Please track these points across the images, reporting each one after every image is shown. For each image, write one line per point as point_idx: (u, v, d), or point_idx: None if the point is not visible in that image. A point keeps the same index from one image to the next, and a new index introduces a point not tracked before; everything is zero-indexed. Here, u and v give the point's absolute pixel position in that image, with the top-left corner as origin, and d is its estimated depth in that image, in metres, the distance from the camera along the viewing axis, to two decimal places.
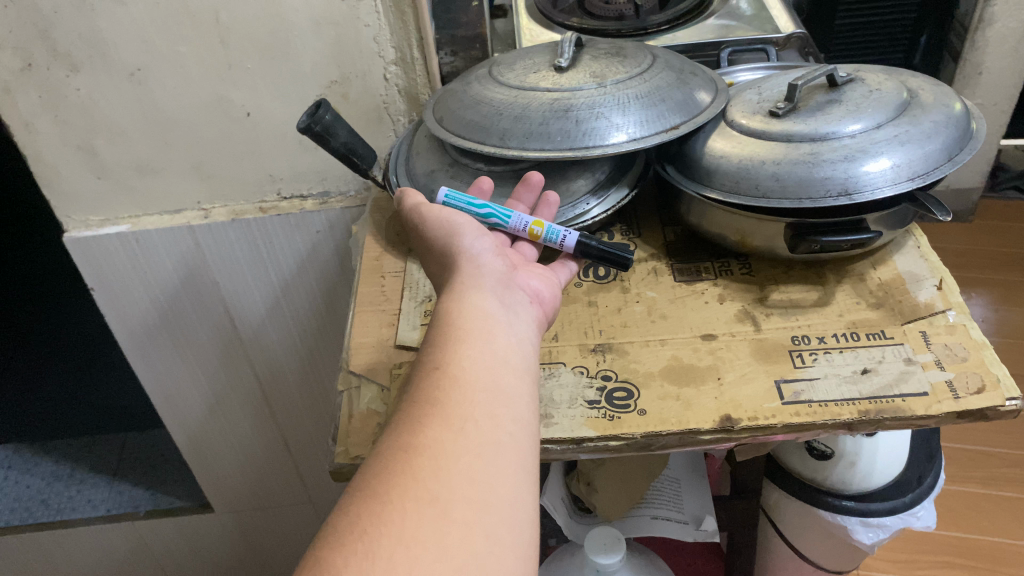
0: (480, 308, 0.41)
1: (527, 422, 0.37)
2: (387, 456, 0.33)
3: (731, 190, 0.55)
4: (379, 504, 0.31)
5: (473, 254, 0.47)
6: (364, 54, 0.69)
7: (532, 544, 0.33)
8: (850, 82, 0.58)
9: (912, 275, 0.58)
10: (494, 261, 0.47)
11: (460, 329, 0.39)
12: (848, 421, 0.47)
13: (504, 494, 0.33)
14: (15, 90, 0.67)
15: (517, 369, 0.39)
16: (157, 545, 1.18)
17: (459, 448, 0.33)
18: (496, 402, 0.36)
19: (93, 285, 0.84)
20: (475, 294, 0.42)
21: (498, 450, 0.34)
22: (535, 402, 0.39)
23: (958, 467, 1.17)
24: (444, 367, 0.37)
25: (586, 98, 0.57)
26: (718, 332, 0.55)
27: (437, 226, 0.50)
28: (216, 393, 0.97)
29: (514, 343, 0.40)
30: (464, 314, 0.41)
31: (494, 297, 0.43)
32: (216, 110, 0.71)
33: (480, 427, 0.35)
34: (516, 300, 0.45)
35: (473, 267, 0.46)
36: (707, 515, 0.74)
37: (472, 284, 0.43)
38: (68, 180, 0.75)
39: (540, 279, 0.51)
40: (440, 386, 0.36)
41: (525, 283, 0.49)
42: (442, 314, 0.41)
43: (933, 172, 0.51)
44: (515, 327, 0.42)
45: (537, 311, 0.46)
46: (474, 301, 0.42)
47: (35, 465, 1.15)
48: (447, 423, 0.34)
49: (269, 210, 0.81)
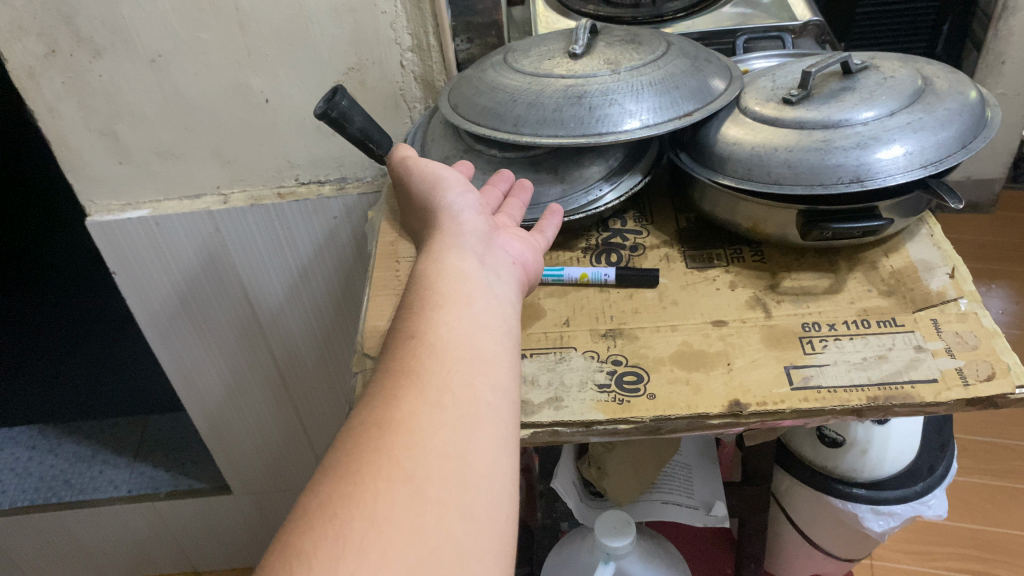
0: (458, 270, 0.41)
1: (505, 389, 0.37)
2: (361, 428, 0.33)
3: (744, 176, 0.56)
4: (349, 485, 0.30)
5: (455, 211, 0.48)
6: (381, 41, 0.70)
7: (510, 519, 0.32)
8: (865, 69, 0.58)
9: (924, 263, 0.58)
10: (475, 219, 0.47)
11: (436, 295, 0.39)
12: (857, 407, 0.48)
13: (482, 470, 0.32)
14: (39, 76, 0.69)
15: (496, 335, 0.38)
16: (176, 525, 1.20)
17: (434, 422, 0.33)
18: (474, 371, 0.36)
19: (115, 269, 0.85)
20: (453, 255, 0.43)
21: (474, 423, 0.34)
22: (515, 370, 0.38)
23: (974, 460, 1.17)
24: (420, 336, 0.37)
25: (600, 84, 0.57)
26: (728, 318, 0.55)
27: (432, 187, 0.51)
28: (235, 375, 0.99)
29: (495, 308, 0.40)
30: (442, 278, 0.40)
31: (474, 257, 0.43)
32: (235, 96, 0.72)
33: (457, 399, 0.34)
34: (500, 261, 0.45)
35: (453, 226, 0.46)
36: (718, 500, 0.73)
37: (452, 244, 0.44)
38: (90, 165, 0.77)
39: (523, 242, 0.49)
40: (416, 357, 0.36)
41: (509, 243, 0.48)
42: (420, 278, 0.41)
43: (947, 159, 0.51)
44: (495, 290, 0.41)
45: (518, 274, 0.46)
46: (453, 264, 0.42)
47: (59, 446, 1.18)
48: (422, 397, 0.34)
49: (287, 195, 0.82)
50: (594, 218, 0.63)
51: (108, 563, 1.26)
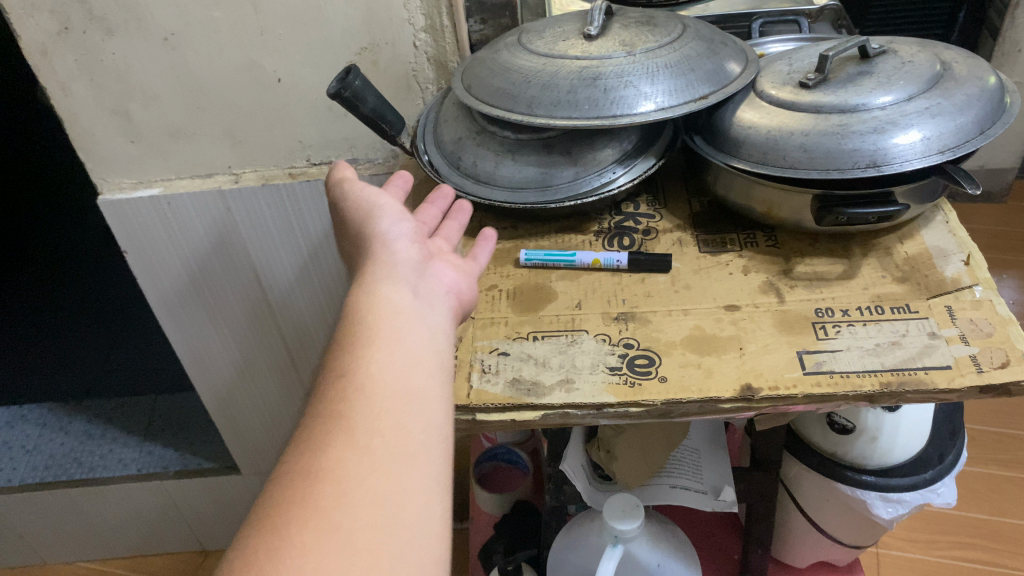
0: (391, 302, 0.41)
1: (437, 425, 0.37)
2: (287, 476, 0.33)
3: (758, 160, 0.55)
4: (278, 536, 0.30)
5: (388, 240, 0.47)
6: (393, 21, 0.70)
7: (442, 560, 0.33)
8: (883, 53, 0.58)
9: (939, 249, 0.57)
10: (408, 248, 0.47)
11: (368, 331, 0.39)
12: (869, 392, 0.48)
13: (413, 514, 0.33)
14: (52, 54, 0.69)
15: (428, 372, 0.39)
16: (185, 505, 1.21)
17: (365, 467, 0.33)
18: (404, 410, 0.36)
19: (127, 248, 0.85)
20: (385, 287, 0.42)
21: (404, 465, 0.34)
22: (447, 404, 0.39)
23: (983, 450, 1.17)
24: (350, 374, 0.37)
25: (615, 66, 0.57)
26: (741, 303, 0.55)
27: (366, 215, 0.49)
28: (245, 355, 0.99)
29: (427, 344, 0.40)
30: (373, 313, 0.40)
31: (406, 290, 0.43)
32: (248, 76, 0.72)
33: (387, 441, 0.34)
34: (432, 291, 0.45)
35: (385, 255, 0.45)
36: (727, 485, 0.73)
37: (384, 275, 0.43)
38: (103, 144, 0.77)
39: (457, 269, 0.49)
40: (345, 397, 0.35)
41: (443, 271, 0.48)
42: (351, 310, 0.41)
43: (965, 145, 0.51)
44: (428, 324, 0.41)
45: (450, 304, 0.46)
46: (385, 296, 0.41)
47: (69, 424, 1.20)
48: (352, 440, 0.34)
49: (298, 175, 0.81)
50: (607, 200, 0.62)
51: (118, 541, 1.27)
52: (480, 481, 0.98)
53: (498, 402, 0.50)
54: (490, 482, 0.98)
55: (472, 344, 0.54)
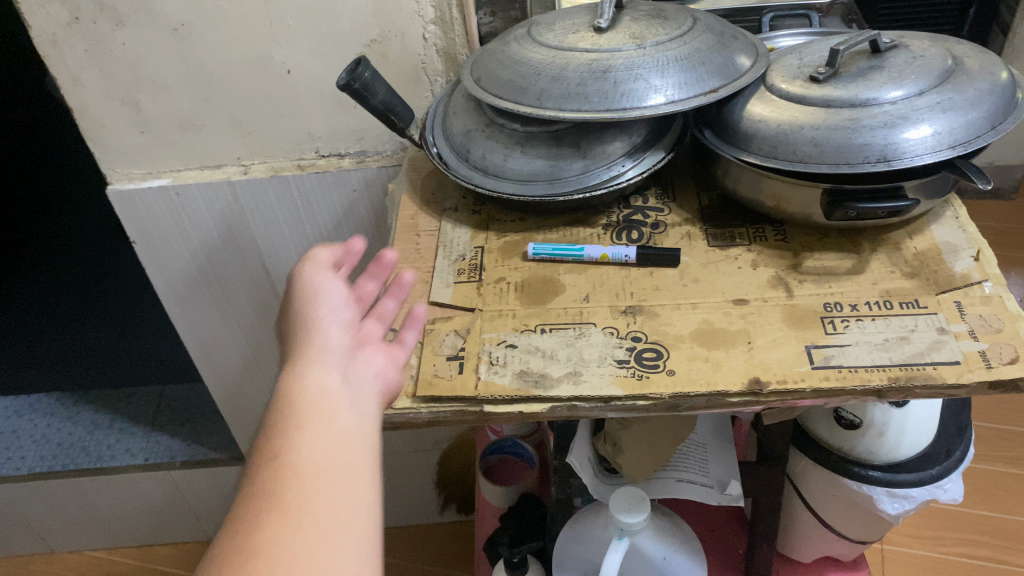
0: (321, 385, 0.41)
1: (369, 503, 0.37)
2: (219, 565, 0.32)
3: (768, 154, 0.55)
4: None
5: (322, 323, 0.45)
6: (403, 13, 0.70)
7: None
8: (895, 47, 0.57)
9: (949, 245, 0.57)
10: (339, 335, 0.45)
11: (299, 412, 0.39)
12: (878, 387, 0.48)
13: None
14: (62, 44, 0.69)
15: (359, 450, 0.39)
16: (192, 495, 1.21)
17: (297, 547, 0.33)
18: (336, 488, 0.36)
19: (136, 239, 0.86)
20: (316, 371, 0.42)
21: (337, 544, 0.34)
22: (378, 483, 0.39)
23: (989, 447, 1.17)
24: (280, 457, 0.36)
25: (625, 59, 0.56)
26: (750, 297, 0.55)
27: (302, 292, 0.47)
28: (253, 347, 0.99)
29: (358, 425, 0.40)
30: (304, 395, 0.40)
31: (338, 373, 0.42)
32: (257, 67, 0.72)
33: (318, 520, 0.34)
34: (364, 378, 0.44)
35: (318, 337, 0.44)
36: (733, 479, 0.73)
37: (316, 357, 0.43)
38: (112, 134, 0.77)
39: (385, 359, 0.47)
40: (276, 478, 0.35)
41: (371, 362, 0.45)
42: (282, 392, 0.40)
43: (976, 140, 0.51)
44: (359, 406, 0.41)
45: (379, 395, 0.44)
46: (315, 380, 0.41)
47: (76, 415, 1.20)
48: (284, 521, 0.34)
49: (307, 167, 0.82)
50: (615, 193, 0.62)
51: (124, 530, 1.28)
52: (486, 473, 0.98)
53: (506, 394, 0.50)
54: (496, 475, 0.98)
55: (479, 336, 0.54)
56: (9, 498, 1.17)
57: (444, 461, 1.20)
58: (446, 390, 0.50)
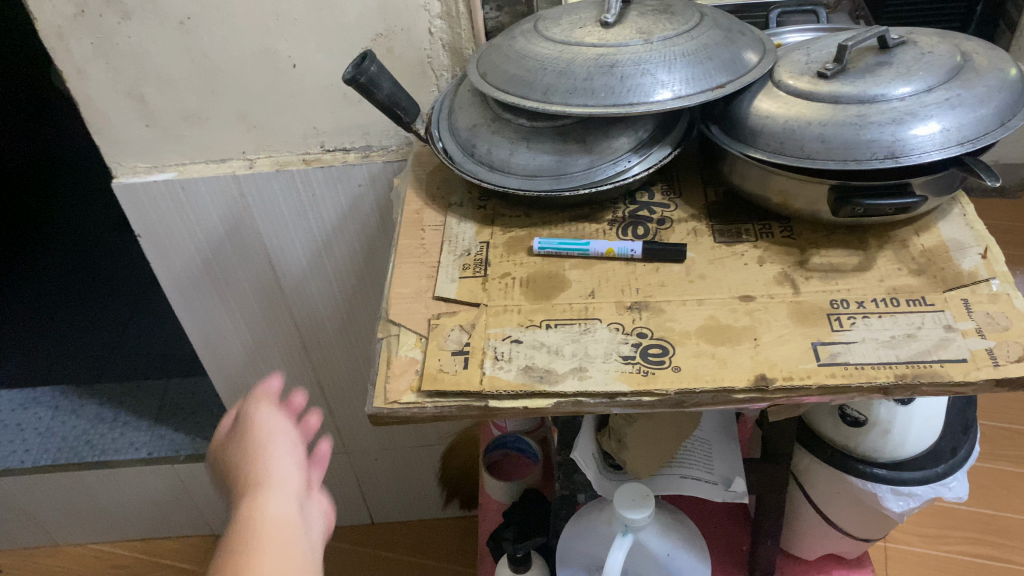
0: (280, 517, 0.46)
1: None
2: None
3: (775, 150, 0.55)
4: None
5: (275, 458, 0.49)
6: (409, 8, 0.69)
7: None
8: (903, 44, 0.57)
9: (956, 242, 0.57)
10: (294, 475, 0.49)
11: (261, 543, 0.43)
12: (884, 384, 0.48)
13: None
14: (68, 36, 0.69)
15: None
16: (195, 490, 1.21)
17: None
18: None
19: (141, 233, 0.86)
20: (273, 504, 0.46)
21: None
22: None
23: (993, 445, 1.17)
24: None
25: (632, 54, 0.56)
26: (756, 294, 0.55)
27: (251, 428, 0.51)
28: (257, 341, 0.99)
29: (309, 557, 0.45)
30: (265, 528, 0.44)
31: (292, 505, 0.47)
32: (263, 61, 0.72)
33: None
34: (309, 520, 0.49)
35: (272, 471, 0.48)
36: (737, 476, 0.73)
37: (272, 490, 0.47)
38: (118, 127, 0.77)
39: (321, 503, 0.52)
40: None
41: (313, 506, 0.50)
42: (241, 524, 0.45)
43: (984, 137, 0.51)
44: (307, 542, 0.46)
45: (319, 536, 0.50)
46: (273, 512, 0.46)
47: (81, 407, 1.20)
48: None
49: (313, 161, 0.81)
50: (621, 189, 0.62)
51: (128, 523, 1.28)
52: (490, 469, 0.98)
53: (511, 389, 0.50)
54: (499, 471, 0.98)
55: (484, 331, 0.54)
56: (13, 491, 1.17)
57: (448, 457, 1.19)
58: (451, 385, 0.50)
